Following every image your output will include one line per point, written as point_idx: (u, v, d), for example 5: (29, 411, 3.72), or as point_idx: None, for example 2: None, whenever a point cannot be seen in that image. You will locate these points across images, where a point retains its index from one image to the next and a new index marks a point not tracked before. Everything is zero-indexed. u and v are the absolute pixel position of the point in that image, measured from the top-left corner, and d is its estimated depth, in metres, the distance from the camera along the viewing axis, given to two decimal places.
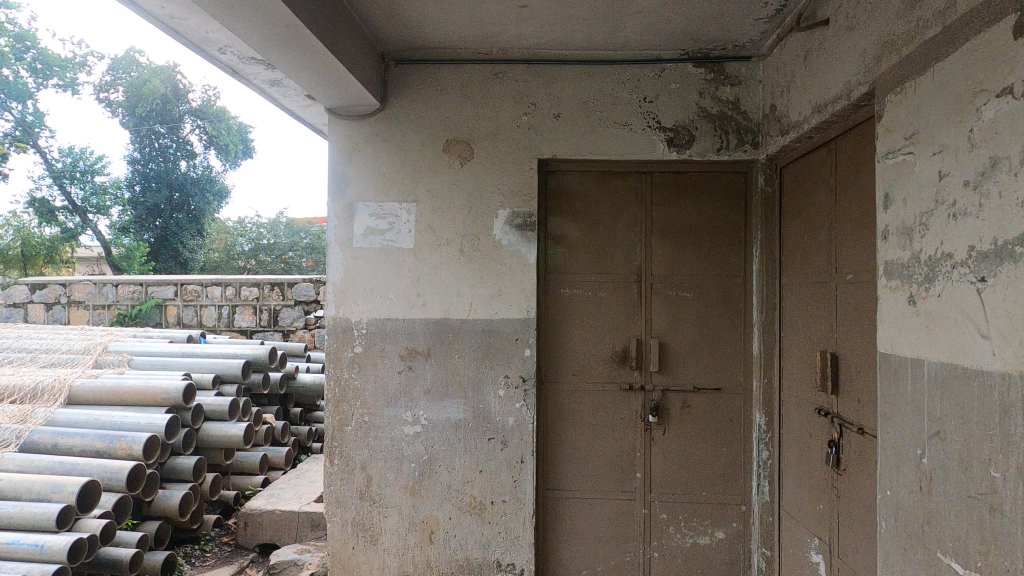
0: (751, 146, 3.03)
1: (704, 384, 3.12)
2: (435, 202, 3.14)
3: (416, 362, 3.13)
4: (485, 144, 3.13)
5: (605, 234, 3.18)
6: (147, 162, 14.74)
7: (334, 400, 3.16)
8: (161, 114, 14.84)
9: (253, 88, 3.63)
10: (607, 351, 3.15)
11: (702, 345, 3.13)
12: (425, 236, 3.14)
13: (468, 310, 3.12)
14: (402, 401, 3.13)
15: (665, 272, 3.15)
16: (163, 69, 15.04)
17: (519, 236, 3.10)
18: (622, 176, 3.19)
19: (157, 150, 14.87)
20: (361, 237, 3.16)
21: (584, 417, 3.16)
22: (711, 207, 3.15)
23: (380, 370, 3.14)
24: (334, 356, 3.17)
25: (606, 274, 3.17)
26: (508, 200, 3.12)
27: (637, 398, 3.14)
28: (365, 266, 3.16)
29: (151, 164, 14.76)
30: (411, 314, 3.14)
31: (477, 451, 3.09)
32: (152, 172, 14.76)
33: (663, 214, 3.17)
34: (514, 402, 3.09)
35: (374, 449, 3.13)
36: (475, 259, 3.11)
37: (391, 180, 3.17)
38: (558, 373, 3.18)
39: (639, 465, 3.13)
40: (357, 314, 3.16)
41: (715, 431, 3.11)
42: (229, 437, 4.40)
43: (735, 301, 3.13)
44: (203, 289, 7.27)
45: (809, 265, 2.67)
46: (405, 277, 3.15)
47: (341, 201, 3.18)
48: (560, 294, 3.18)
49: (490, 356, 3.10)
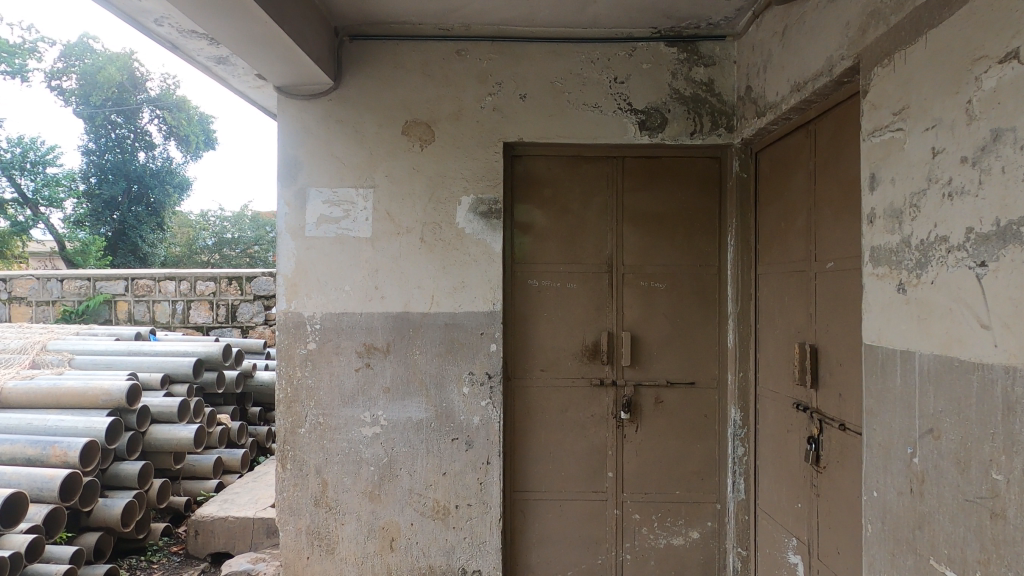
0: (726, 129, 2.90)
1: (677, 378, 3.00)
2: (394, 188, 2.95)
3: (375, 358, 2.94)
4: (447, 126, 2.94)
5: (574, 222, 3.02)
6: (103, 153, 14.14)
7: (286, 401, 2.94)
8: (117, 103, 14.26)
9: (198, 65, 3.37)
10: (577, 345, 3.00)
11: (676, 338, 3.00)
12: (383, 225, 2.95)
13: (430, 303, 2.93)
14: (359, 401, 2.93)
15: (637, 262, 3.01)
16: (119, 56, 14.44)
17: (483, 224, 2.92)
18: (592, 162, 3.03)
19: (114, 141, 14.28)
20: (314, 226, 2.95)
21: (553, 415, 3.01)
22: (684, 195, 3.02)
23: (335, 368, 2.94)
24: (285, 353, 2.95)
25: (575, 264, 3.01)
26: (472, 186, 2.94)
27: (609, 394, 2.99)
28: (318, 257, 2.95)
29: (107, 155, 14.16)
30: (369, 308, 2.94)
31: (441, 452, 2.91)
32: (108, 163, 14.16)
33: (635, 201, 3.02)
34: (479, 400, 2.92)
35: (329, 452, 2.93)
36: (437, 249, 2.93)
37: (346, 165, 2.95)
38: (526, 368, 3.01)
39: (611, 464, 3.00)
40: (311, 308, 2.95)
41: (689, 428, 2.99)
42: (178, 440, 4.15)
43: (710, 293, 3.00)
44: (155, 284, 6.91)
45: (786, 254, 2.56)
46: (362, 269, 2.94)
47: (290, 188, 2.96)
48: (527, 286, 3.02)
49: (453, 352, 2.92)
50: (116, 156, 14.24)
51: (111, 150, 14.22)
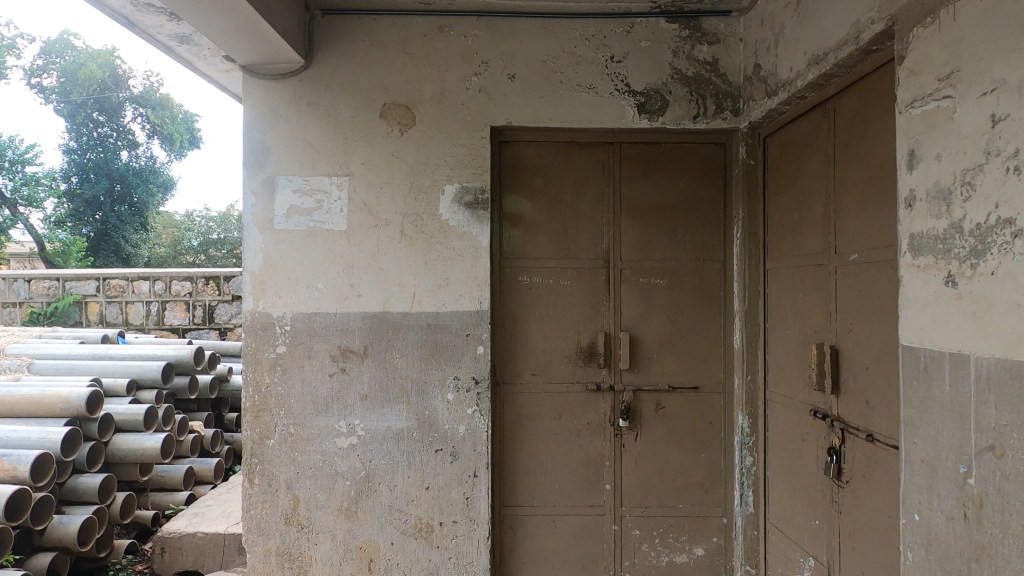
0: (731, 113, 2.68)
1: (679, 382, 2.77)
2: (371, 176, 2.70)
3: (351, 363, 2.69)
4: (429, 109, 2.70)
5: (568, 214, 2.79)
6: (85, 152, 13.77)
7: (254, 410, 2.68)
8: (99, 100, 13.91)
9: (158, 45, 3.10)
10: (572, 347, 2.77)
11: (678, 338, 2.78)
12: (359, 217, 2.70)
13: (411, 302, 2.69)
14: (334, 409, 2.68)
15: (636, 257, 2.78)
16: (100, 52, 14.09)
17: (469, 215, 2.68)
18: (587, 149, 2.80)
19: (96, 140, 13.91)
20: (283, 218, 2.69)
21: (546, 423, 2.77)
22: (686, 184, 2.79)
23: (307, 373, 2.69)
24: (252, 357, 2.69)
25: (569, 259, 2.78)
26: (456, 174, 2.69)
27: (606, 400, 2.76)
28: (288, 253, 2.69)
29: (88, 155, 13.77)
30: (344, 308, 2.69)
31: (423, 465, 2.67)
32: (90, 163, 13.78)
33: (633, 190, 2.79)
34: (464, 407, 2.67)
35: (301, 466, 2.67)
36: (418, 243, 2.69)
37: (318, 151, 2.70)
38: (516, 373, 2.77)
39: (608, 476, 2.77)
40: (279, 308, 2.69)
41: (692, 436, 2.77)
42: (143, 451, 3.87)
43: (714, 290, 2.78)
44: (128, 284, 6.60)
45: (801, 247, 2.34)
46: (336, 265, 2.69)
47: (257, 176, 2.70)
48: (517, 283, 2.78)
49: (436, 355, 2.68)
50: (97, 155, 13.86)
51: (92, 149, 13.84)
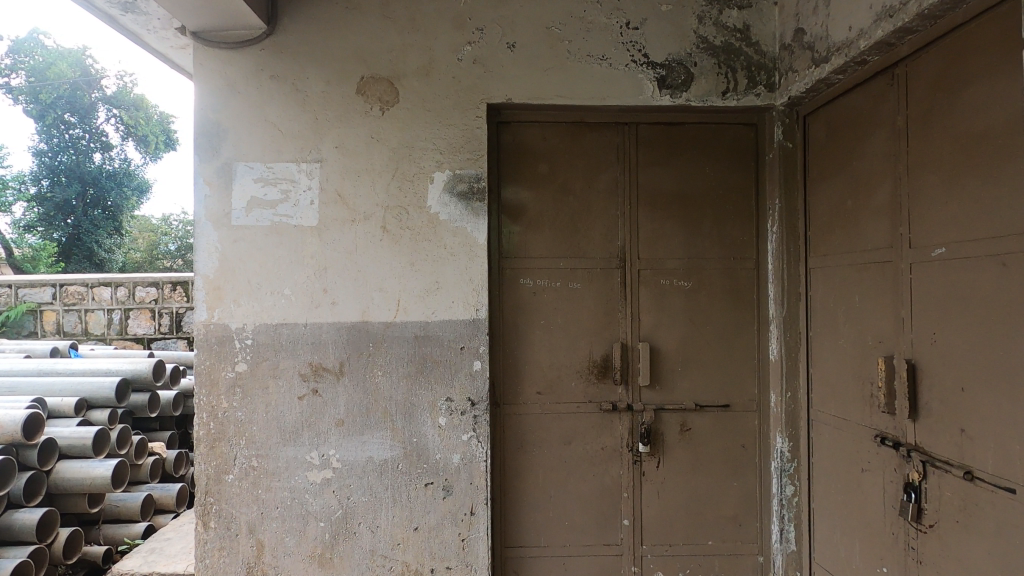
0: (766, 87, 2.32)
1: (707, 400, 2.40)
2: (347, 163, 2.29)
3: (325, 383, 2.28)
4: (415, 84, 2.30)
5: (577, 206, 2.40)
6: (56, 154, 13.18)
7: (208, 441, 2.26)
8: (70, 101, 13.31)
9: (98, 13, 2.66)
10: (583, 361, 2.39)
11: (706, 350, 2.41)
12: (333, 210, 2.29)
13: (395, 310, 2.29)
14: (304, 437, 2.27)
15: (656, 255, 2.40)
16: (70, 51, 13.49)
17: (463, 208, 2.29)
18: (599, 130, 2.42)
19: (67, 142, 13.28)
20: (242, 212, 2.28)
21: (554, 449, 2.38)
22: (713, 171, 2.42)
23: (272, 395, 2.27)
24: (205, 377, 2.27)
25: (579, 259, 2.39)
26: (448, 160, 2.30)
27: (623, 421, 2.38)
28: (248, 253, 2.28)
29: (59, 157, 13.19)
30: (316, 318, 2.29)
31: (411, 502, 2.27)
32: (61, 165, 13.18)
33: (652, 179, 2.41)
34: (458, 433, 2.28)
35: (266, 505, 2.26)
36: (403, 240, 2.29)
37: (284, 134, 2.29)
38: (518, 392, 2.38)
39: (626, 510, 2.38)
40: (238, 318, 2.28)
41: (723, 461, 2.40)
42: (92, 480, 3.41)
43: (746, 293, 2.41)
44: (88, 291, 6.07)
45: (858, 242, 1.98)
46: (305, 267, 2.29)
47: (210, 163, 2.28)
48: (519, 287, 2.39)
49: (425, 372, 2.28)
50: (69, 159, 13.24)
51: (63, 151, 13.23)
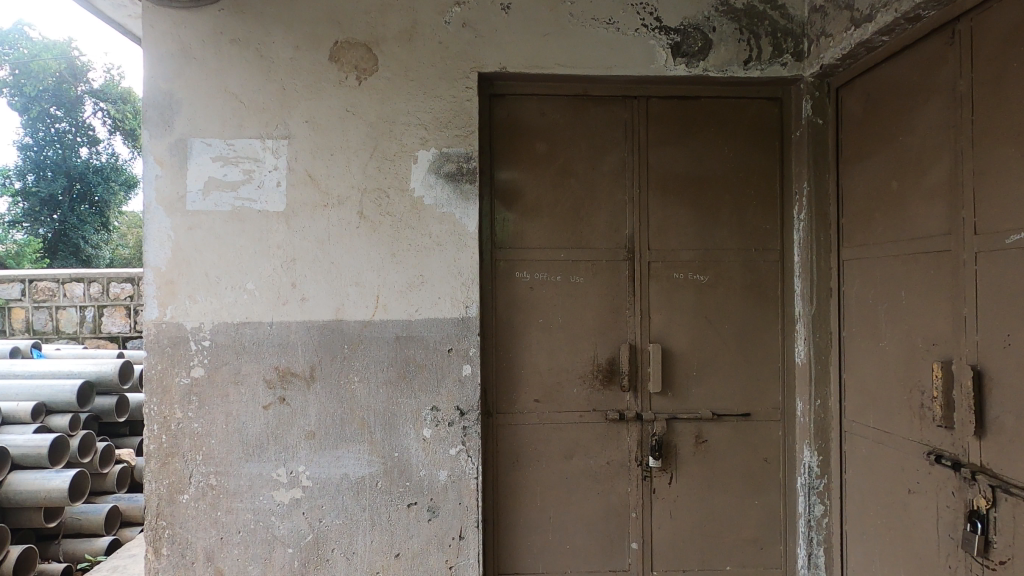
0: (793, 56, 2.05)
1: (725, 408, 2.14)
2: (319, 140, 2.02)
3: (294, 390, 2.00)
4: (397, 50, 2.02)
5: (579, 191, 2.13)
6: (45, 150, 12.53)
7: (160, 456, 1.98)
8: (56, 94, 12.84)
9: None
10: (586, 365, 2.12)
11: (724, 352, 2.14)
12: (303, 194, 2.01)
13: (374, 307, 2.01)
14: (270, 452, 1.99)
15: (669, 245, 2.14)
16: (56, 44, 13.13)
17: (450, 191, 2.02)
18: (604, 105, 2.15)
19: (54, 136, 12.67)
20: (199, 195, 2.00)
21: (553, 464, 2.11)
22: (732, 151, 2.15)
23: (233, 404, 1.99)
24: (156, 384, 1.98)
25: (581, 249, 2.13)
26: (434, 137, 2.02)
27: (631, 432, 2.12)
28: (206, 243, 2.00)
29: (48, 151, 12.55)
30: (283, 317, 2.01)
31: (391, 525, 1.99)
32: (50, 160, 12.56)
33: (664, 159, 2.15)
34: (445, 447, 2.01)
35: (226, 530, 1.98)
36: (383, 228, 2.01)
37: (247, 107, 2.01)
38: (514, 399, 2.11)
39: (634, 531, 2.12)
40: (194, 317, 1.99)
41: (742, 477, 2.14)
42: (46, 493, 3.12)
43: (769, 288, 2.15)
44: (59, 286, 5.71)
45: (906, 229, 1.72)
46: (271, 258, 2.01)
47: (161, 138, 2.00)
48: (514, 281, 2.11)
49: (408, 378, 2.01)
50: (59, 154, 12.66)
51: (52, 145, 12.63)
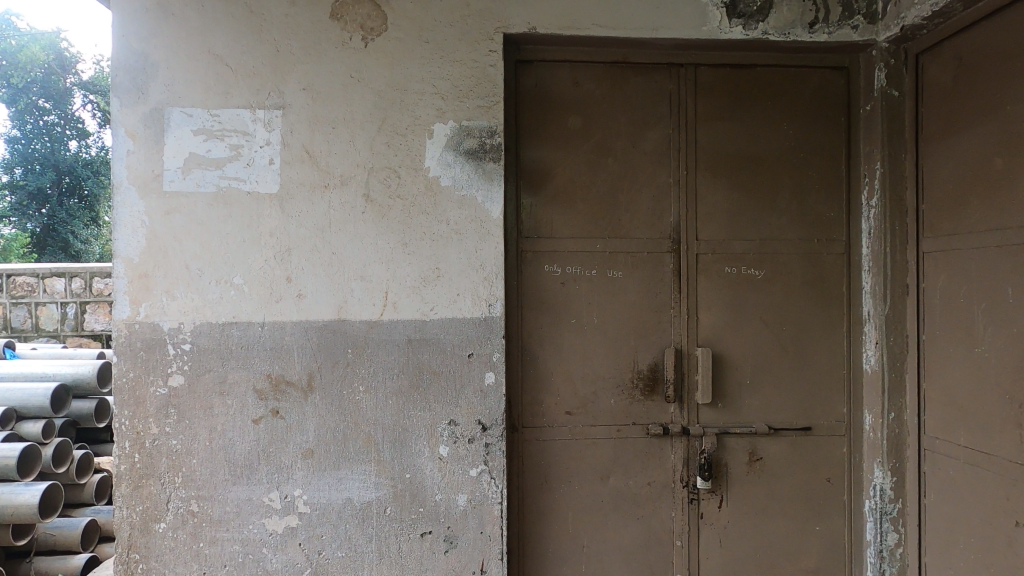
0: (865, 18, 1.78)
1: (782, 422, 1.88)
2: (319, 111, 1.73)
3: (290, 401, 1.72)
4: (409, 7, 1.74)
5: (618, 172, 1.86)
6: (31, 143, 11.91)
7: (132, 479, 1.70)
8: (43, 84, 12.38)
9: None
10: (625, 371, 1.85)
11: (782, 358, 1.88)
12: (300, 174, 1.73)
13: (382, 305, 1.73)
14: (261, 473, 1.72)
15: (719, 235, 1.87)
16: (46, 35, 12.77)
17: (471, 171, 1.74)
18: (646, 74, 1.87)
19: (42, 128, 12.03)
20: (178, 174, 1.71)
21: (587, 485, 1.84)
22: (791, 128, 1.89)
23: (218, 418, 1.71)
24: (128, 395, 1.70)
25: (620, 239, 1.86)
26: (452, 108, 1.74)
27: (676, 449, 1.86)
28: (187, 230, 1.71)
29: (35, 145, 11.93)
30: (276, 316, 1.73)
31: (402, 557, 1.72)
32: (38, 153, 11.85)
33: (714, 136, 1.88)
34: (464, 467, 1.73)
35: (210, 563, 1.71)
36: (393, 213, 1.74)
37: (234, 71, 1.73)
38: (542, 412, 1.83)
39: (679, 561, 1.86)
40: (172, 316, 1.71)
41: (802, 500, 1.88)
42: (14, 509, 2.83)
43: (832, 285, 1.89)
44: (39, 281, 5.11)
45: (1015, 215, 1.46)
46: (262, 249, 1.72)
47: (133, 107, 1.71)
48: (543, 275, 1.84)
49: (421, 387, 1.73)
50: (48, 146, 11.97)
51: (39, 139, 11.98)
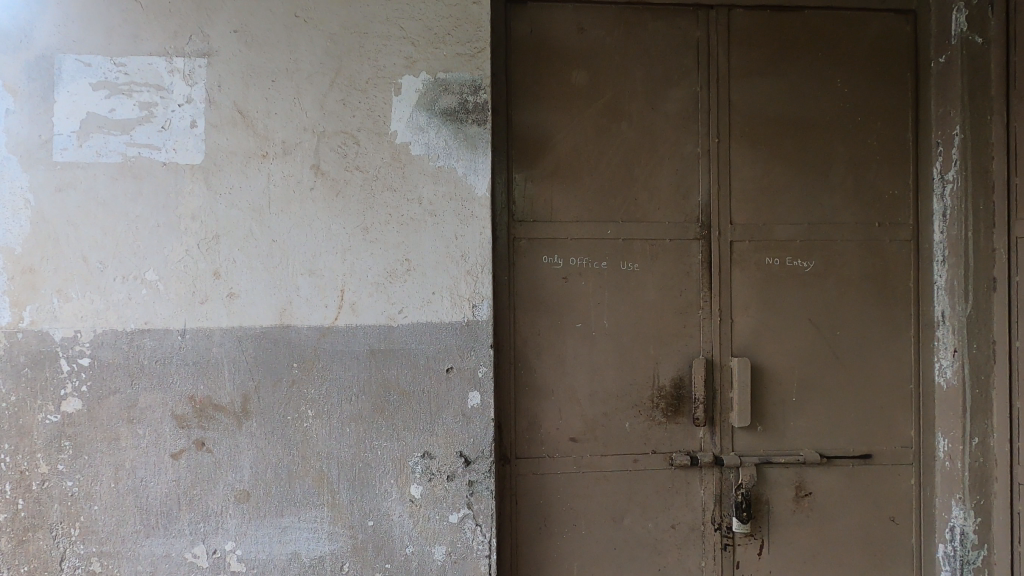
0: None
1: (836, 448, 1.52)
2: (255, 59, 1.36)
3: (220, 430, 1.35)
4: None
5: (633, 140, 1.50)
6: None
7: (14, 532, 1.32)
8: None
9: None
10: (642, 388, 1.49)
11: (835, 369, 1.53)
12: (231, 139, 1.35)
13: (336, 306, 1.36)
14: (182, 523, 1.34)
15: (758, 217, 1.51)
16: None
17: (449, 136, 1.38)
18: (667, 18, 1.51)
19: None
20: (73, 139, 1.33)
21: (596, 530, 1.48)
22: (844, 86, 1.53)
23: (127, 453, 1.34)
24: (8, 424, 1.32)
25: (636, 223, 1.49)
26: (425, 56, 1.37)
27: (706, 483, 1.50)
28: (84, 212, 1.33)
29: None
30: (200, 322, 1.35)
31: None
32: None
33: (750, 95, 1.52)
34: (442, 513, 1.37)
35: None
36: (351, 190, 1.37)
37: (147, 9, 1.35)
38: (541, 439, 1.47)
39: None
40: (66, 322, 1.33)
41: (860, 544, 1.52)
42: None
43: (897, 279, 1.53)
44: None
45: None
46: (182, 236, 1.35)
47: (11, 53, 1.32)
48: (541, 268, 1.47)
49: (387, 411, 1.37)
50: None
51: None
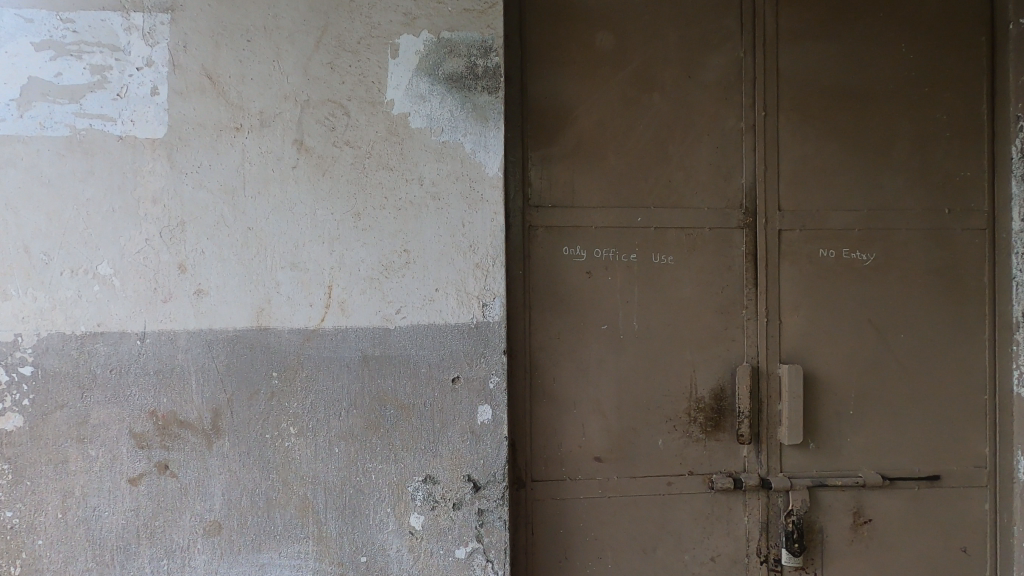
0: None
1: (899, 468, 1.33)
2: (228, 17, 1.16)
3: (187, 451, 1.15)
4: None
5: (667, 113, 1.30)
6: None
7: None
8: None
9: None
10: (677, 399, 1.29)
11: (898, 377, 1.33)
12: (199, 109, 1.15)
13: (323, 305, 1.16)
14: (143, 560, 1.14)
15: (809, 202, 1.32)
16: None
17: (455, 104, 1.18)
18: None
19: None
20: (12, 108, 1.13)
21: (624, 563, 1.28)
22: (909, 52, 1.33)
23: (77, 478, 1.14)
24: None
25: (670, 209, 1.29)
26: (427, 13, 1.18)
27: (750, 509, 1.30)
28: (25, 194, 1.13)
29: None
30: (164, 323, 1.15)
31: None
32: None
33: (801, 62, 1.32)
34: (446, 546, 1.17)
35: None
36: (340, 170, 1.16)
37: None
38: (561, 459, 1.27)
39: None
40: (4, 324, 1.13)
41: None
42: None
43: (968, 274, 1.33)
44: None
45: None
46: (141, 222, 1.15)
47: None
48: (561, 261, 1.27)
49: (382, 428, 1.17)
50: None
51: None
